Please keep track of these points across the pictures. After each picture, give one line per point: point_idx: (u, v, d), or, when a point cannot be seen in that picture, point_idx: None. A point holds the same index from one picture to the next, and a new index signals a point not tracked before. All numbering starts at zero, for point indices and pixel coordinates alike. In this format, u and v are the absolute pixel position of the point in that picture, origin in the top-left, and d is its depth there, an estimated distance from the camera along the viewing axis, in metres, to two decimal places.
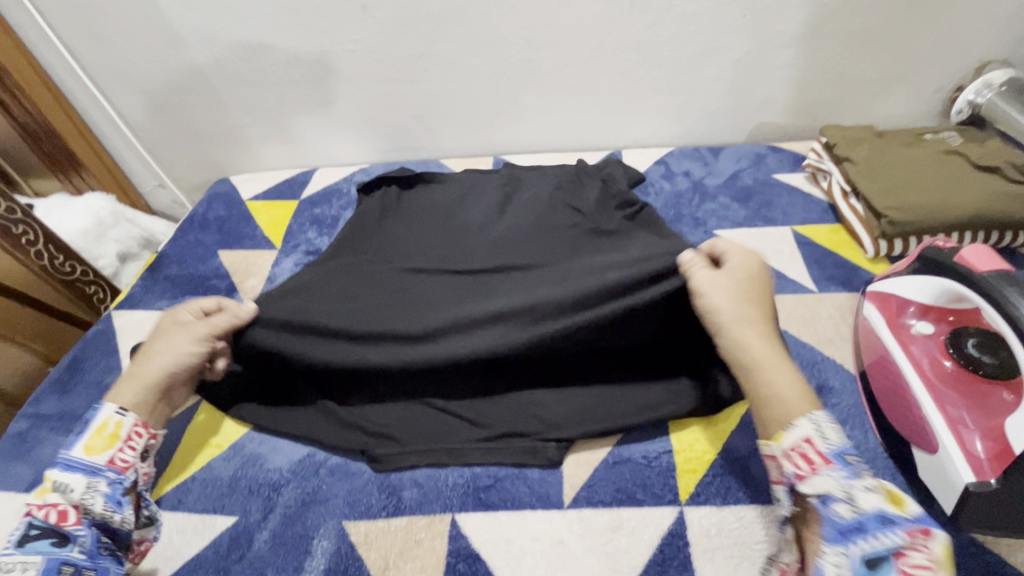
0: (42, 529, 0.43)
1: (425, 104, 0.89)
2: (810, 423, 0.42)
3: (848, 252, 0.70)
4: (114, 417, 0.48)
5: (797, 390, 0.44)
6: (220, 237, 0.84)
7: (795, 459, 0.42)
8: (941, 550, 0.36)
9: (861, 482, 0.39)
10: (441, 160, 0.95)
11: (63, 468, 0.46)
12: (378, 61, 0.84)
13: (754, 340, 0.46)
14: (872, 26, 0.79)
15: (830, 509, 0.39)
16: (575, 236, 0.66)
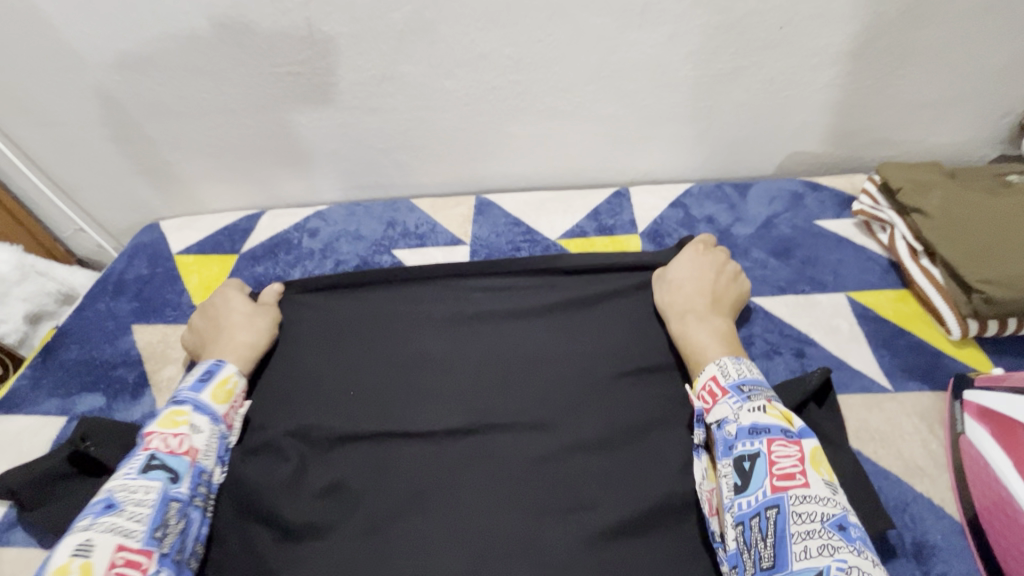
0: (164, 462, 0.44)
1: (389, 136, 0.72)
2: (717, 366, 0.47)
3: (923, 330, 0.56)
4: (235, 376, 0.52)
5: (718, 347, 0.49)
6: (135, 307, 0.68)
7: (705, 394, 0.46)
8: (807, 453, 0.40)
9: (749, 403, 0.43)
10: (413, 202, 0.77)
11: (193, 407, 0.48)
12: (329, 86, 0.67)
13: (685, 325, 0.52)
14: (943, 40, 0.63)
15: (723, 430, 0.43)
16: (572, 371, 0.53)
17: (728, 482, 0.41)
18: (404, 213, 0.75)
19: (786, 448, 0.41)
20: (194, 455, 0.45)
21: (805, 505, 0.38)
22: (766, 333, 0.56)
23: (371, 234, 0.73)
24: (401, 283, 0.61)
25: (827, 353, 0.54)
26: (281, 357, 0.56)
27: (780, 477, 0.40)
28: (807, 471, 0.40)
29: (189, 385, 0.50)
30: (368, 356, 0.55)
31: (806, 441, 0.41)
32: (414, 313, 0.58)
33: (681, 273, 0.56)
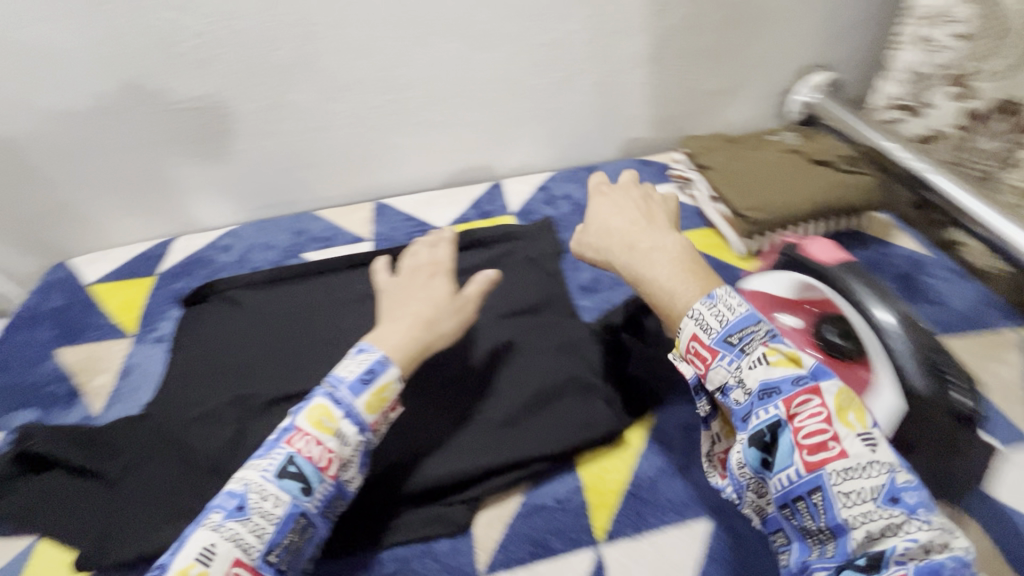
0: (300, 469, 0.43)
1: (288, 155, 0.82)
2: (692, 320, 0.43)
3: (718, 252, 0.74)
4: (394, 381, 0.48)
5: (692, 293, 0.45)
6: (58, 332, 0.72)
7: (692, 354, 0.43)
8: (832, 402, 0.38)
9: (747, 360, 0.40)
10: (316, 212, 0.87)
11: (347, 417, 0.45)
12: (228, 118, 0.77)
13: (636, 274, 0.50)
14: (710, 45, 0.85)
15: (731, 399, 0.41)
16: None
17: (743, 455, 0.39)
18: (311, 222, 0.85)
19: (704, 348, 0.42)
20: (335, 467, 0.44)
21: (848, 475, 0.35)
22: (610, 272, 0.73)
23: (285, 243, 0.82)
24: (312, 280, 0.73)
25: None
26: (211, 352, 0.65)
27: (710, 377, 0.42)
28: (709, 369, 0.42)
29: (349, 385, 0.46)
30: (288, 336, 0.66)
31: (826, 381, 0.38)
32: (326, 299, 0.70)
33: (620, 222, 0.54)
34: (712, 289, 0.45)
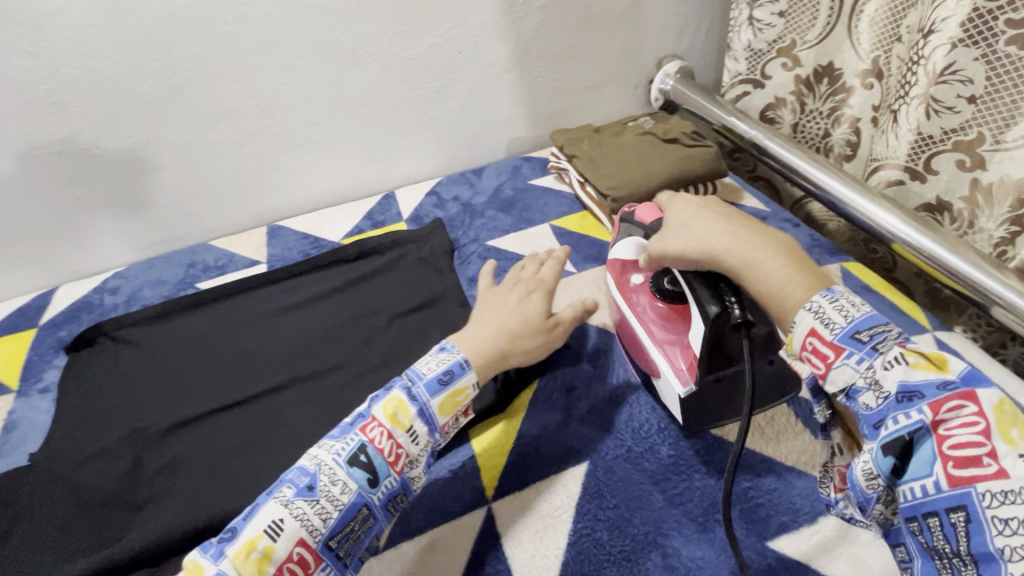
0: (369, 459, 0.47)
1: (439, 151, 1.03)
2: (811, 314, 0.43)
3: (896, 296, 0.70)
4: (468, 387, 0.53)
5: (804, 290, 0.45)
6: (224, 261, 0.89)
7: (808, 353, 0.43)
8: (990, 413, 0.36)
9: (880, 361, 0.40)
10: (442, 187, 0.99)
11: (419, 415, 0.50)
12: (401, 98, 0.93)
13: (767, 283, 0.46)
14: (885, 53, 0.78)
15: (857, 403, 0.41)
16: None
17: (870, 464, 0.39)
18: (441, 189, 0.98)
19: (822, 346, 0.42)
20: (401, 464, 0.48)
21: (1005, 497, 0.34)
22: None
23: (415, 206, 0.96)
24: (421, 259, 0.83)
25: None
26: (334, 301, 0.78)
27: (831, 377, 0.41)
28: (831, 369, 0.41)
29: (428, 383, 0.52)
30: (393, 303, 0.77)
31: (988, 391, 0.37)
32: (433, 276, 0.80)
33: (697, 224, 0.52)
34: (829, 285, 0.45)
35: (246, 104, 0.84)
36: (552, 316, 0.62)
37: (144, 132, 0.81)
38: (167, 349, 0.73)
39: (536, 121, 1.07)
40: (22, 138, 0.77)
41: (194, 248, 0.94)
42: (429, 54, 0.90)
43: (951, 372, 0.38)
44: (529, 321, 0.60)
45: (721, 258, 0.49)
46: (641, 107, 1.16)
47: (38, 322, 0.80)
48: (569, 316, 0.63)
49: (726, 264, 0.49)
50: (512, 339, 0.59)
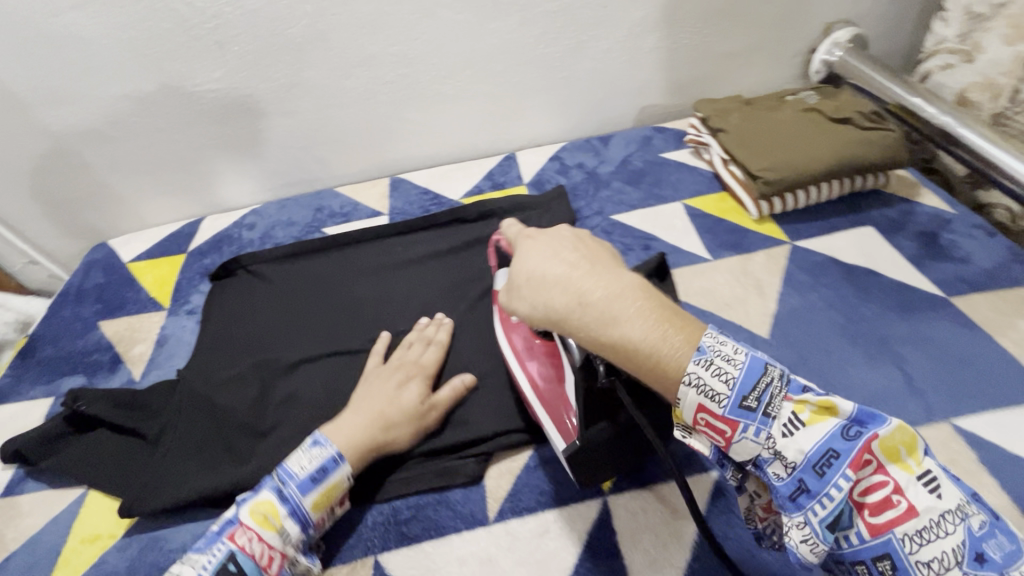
0: (240, 567, 0.43)
1: (564, 113, 0.97)
2: (693, 388, 0.35)
3: None
4: (342, 480, 0.49)
5: (661, 340, 0.35)
6: (348, 209, 0.91)
7: (703, 424, 0.36)
8: (902, 451, 0.34)
9: (774, 427, 0.35)
10: (565, 153, 0.94)
11: (291, 513, 0.46)
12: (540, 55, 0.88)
13: (629, 340, 0.35)
14: None
15: (769, 472, 0.36)
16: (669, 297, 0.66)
17: (814, 539, 0.34)
18: (565, 155, 0.93)
19: (715, 422, 0.36)
20: (277, 565, 0.45)
21: (921, 536, 0.33)
22: (880, 296, 0.63)
23: (537, 170, 0.92)
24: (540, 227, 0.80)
25: (939, 321, 0.60)
26: (451, 262, 0.77)
27: (734, 451, 0.36)
28: (731, 443, 0.36)
29: (297, 481, 0.47)
30: None
31: (873, 420, 0.34)
32: None
33: (539, 265, 0.40)
34: (697, 336, 0.36)
35: (384, 52, 0.83)
36: (430, 401, 0.56)
37: (290, 76, 0.83)
38: (293, 289, 0.76)
39: (673, 88, 0.98)
40: (185, 74, 0.81)
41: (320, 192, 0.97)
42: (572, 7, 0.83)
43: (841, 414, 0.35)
44: (404, 407, 0.54)
45: (580, 333, 0.37)
46: (795, 79, 1.03)
47: (187, 248, 0.87)
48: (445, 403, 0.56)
49: (608, 340, 0.36)
50: (387, 431, 0.52)
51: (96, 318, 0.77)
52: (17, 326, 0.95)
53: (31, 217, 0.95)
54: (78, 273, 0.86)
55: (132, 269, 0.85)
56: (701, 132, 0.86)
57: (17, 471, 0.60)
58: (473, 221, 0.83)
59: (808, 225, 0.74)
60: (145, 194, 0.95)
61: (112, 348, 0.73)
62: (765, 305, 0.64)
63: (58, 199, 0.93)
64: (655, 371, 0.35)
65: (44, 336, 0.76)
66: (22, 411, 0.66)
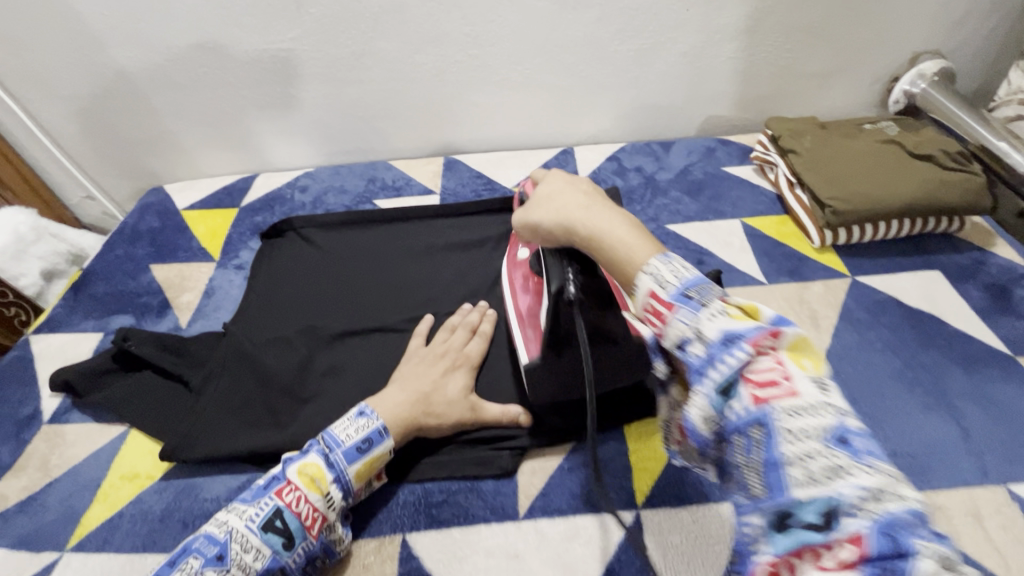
0: (286, 524, 0.43)
1: (626, 114, 0.95)
2: (652, 276, 0.36)
3: None
4: (386, 453, 0.49)
5: (641, 240, 0.39)
6: (401, 184, 0.91)
7: (647, 316, 0.37)
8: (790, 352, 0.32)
9: (705, 312, 0.34)
10: (626, 154, 0.92)
11: (336, 478, 0.46)
12: (613, 52, 0.86)
13: (612, 238, 0.40)
14: None
15: (689, 354, 0.34)
16: None
17: (701, 402, 0.33)
18: (624, 156, 0.92)
19: (658, 305, 0.36)
20: (319, 527, 0.45)
21: (794, 414, 0.30)
22: (941, 345, 0.61)
23: (593, 168, 0.91)
24: None
25: (1001, 380, 0.58)
26: (500, 251, 0.76)
27: (667, 336, 0.35)
28: (664, 327, 0.35)
29: (346, 449, 0.48)
30: None
31: (788, 324, 0.33)
32: None
33: (560, 194, 0.46)
34: (661, 251, 0.38)
35: (459, 31, 0.82)
36: (472, 396, 0.55)
37: (361, 44, 0.83)
38: (340, 258, 0.76)
39: (743, 101, 0.96)
40: (259, 31, 0.81)
41: (374, 163, 0.97)
42: (654, 7, 0.81)
43: (760, 321, 0.33)
44: (450, 402, 0.54)
45: (575, 223, 0.43)
46: (870, 107, 0.99)
47: (240, 203, 0.88)
48: (494, 407, 0.55)
49: (590, 233, 0.42)
50: (428, 416, 0.52)
51: (147, 261, 0.79)
52: (68, 258, 0.97)
53: (92, 154, 0.97)
54: (132, 214, 0.88)
55: (186, 217, 0.86)
56: (769, 150, 0.84)
57: (64, 400, 0.61)
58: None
59: (873, 261, 0.71)
60: (203, 144, 0.96)
61: (161, 293, 0.74)
62: (819, 338, 0.63)
63: (119, 139, 0.94)
64: (616, 268, 0.40)
65: (97, 272, 0.78)
66: (72, 342, 0.68)
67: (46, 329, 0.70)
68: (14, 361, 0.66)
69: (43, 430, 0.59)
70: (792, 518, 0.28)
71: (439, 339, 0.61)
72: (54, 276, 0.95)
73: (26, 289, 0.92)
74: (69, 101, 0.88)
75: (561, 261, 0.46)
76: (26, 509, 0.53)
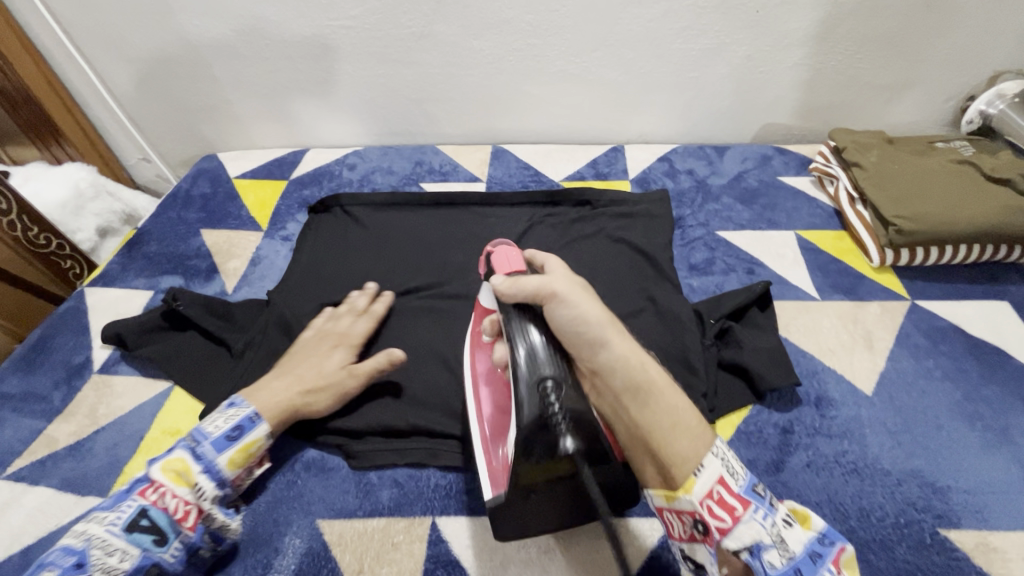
0: (153, 522, 0.44)
1: (681, 115, 0.93)
2: (717, 457, 0.42)
3: None
4: (261, 440, 0.50)
5: (688, 411, 0.44)
6: (448, 169, 0.91)
7: (710, 504, 0.40)
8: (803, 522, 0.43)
9: (779, 518, 0.41)
10: (678, 155, 0.90)
11: (203, 470, 0.47)
12: (676, 50, 0.84)
13: (645, 381, 0.44)
14: None
15: (761, 560, 0.40)
16: (771, 328, 0.62)
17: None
18: (676, 157, 0.90)
19: (727, 496, 0.41)
20: (192, 519, 0.45)
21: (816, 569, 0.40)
22: (1006, 380, 0.58)
23: (644, 168, 0.89)
24: (644, 226, 0.77)
25: None
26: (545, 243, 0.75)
27: (734, 534, 0.40)
28: (737, 524, 0.40)
29: (213, 440, 0.48)
30: (602, 262, 0.72)
31: (841, 542, 0.42)
32: (654, 247, 0.73)
33: (581, 312, 0.44)
34: (711, 439, 0.43)
35: (521, 18, 0.81)
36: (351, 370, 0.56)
37: (422, 25, 0.82)
38: (385, 237, 0.77)
39: (804, 110, 0.92)
40: (324, 7, 0.81)
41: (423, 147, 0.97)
42: (725, 5, 0.79)
43: (812, 528, 0.42)
44: (328, 377, 0.55)
45: (603, 359, 0.44)
46: (939, 126, 0.94)
47: (290, 175, 0.90)
48: (365, 372, 0.56)
49: (635, 374, 0.44)
50: (305, 395, 0.54)
51: (198, 225, 0.81)
52: (122, 218, 1.00)
53: (152, 116, 0.99)
54: (187, 179, 0.90)
55: (237, 186, 0.88)
56: (831, 162, 0.80)
57: (114, 352, 0.63)
58: (567, 209, 0.81)
59: (935, 286, 0.68)
60: (258, 116, 0.97)
61: (211, 257, 0.76)
62: (873, 360, 0.60)
63: (179, 105, 0.97)
64: (673, 438, 0.42)
65: (150, 232, 0.80)
66: (124, 298, 0.70)
67: (101, 283, 0.72)
68: (70, 310, 0.68)
69: (94, 379, 0.61)
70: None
71: (322, 323, 0.62)
72: (109, 234, 0.99)
73: (82, 244, 0.95)
74: (137, 63, 0.91)
75: (551, 353, 0.42)
76: (74, 453, 0.54)
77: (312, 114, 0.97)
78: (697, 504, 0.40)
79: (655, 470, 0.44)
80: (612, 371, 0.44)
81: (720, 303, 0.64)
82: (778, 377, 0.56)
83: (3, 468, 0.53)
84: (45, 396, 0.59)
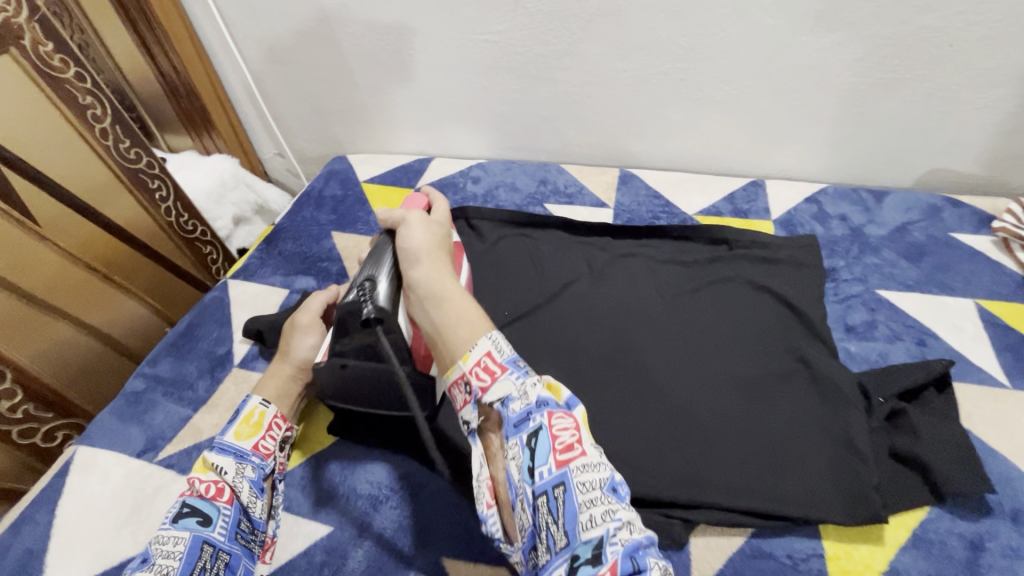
0: (193, 507, 0.48)
1: (834, 152, 0.85)
2: (490, 339, 0.48)
3: None
4: (259, 407, 0.55)
5: (476, 314, 0.51)
6: (572, 190, 0.88)
7: (477, 369, 0.47)
8: (583, 419, 0.44)
9: (529, 378, 0.46)
10: (829, 195, 0.82)
11: (217, 451, 0.52)
12: (841, 84, 0.76)
13: (442, 294, 0.52)
14: None
15: (508, 408, 0.45)
16: (951, 417, 0.54)
17: (519, 458, 0.43)
18: (826, 200, 0.81)
19: (491, 364, 0.47)
20: (226, 493, 0.49)
21: (587, 474, 0.41)
22: None
23: (789, 208, 0.81)
24: (791, 272, 0.69)
25: None
26: (678, 279, 0.69)
27: (493, 390, 0.46)
28: (494, 382, 0.46)
29: (220, 429, 0.54)
30: (743, 308, 0.65)
31: (577, 406, 0.45)
32: (805, 297, 0.66)
33: (416, 241, 0.55)
34: (490, 330, 0.50)
35: (674, 41, 0.76)
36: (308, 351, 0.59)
37: (567, 43, 0.80)
38: (509, 258, 0.74)
39: (988, 159, 0.81)
40: (471, 20, 0.81)
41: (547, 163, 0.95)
42: (912, 38, 0.70)
43: (558, 396, 0.45)
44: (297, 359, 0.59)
45: (416, 276, 0.53)
46: None
47: (416, 184, 0.90)
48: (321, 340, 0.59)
49: (436, 290, 0.52)
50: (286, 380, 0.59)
51: (330, 227, 0.83)
52: (254, 208, 1.06)
53: (291, 115, 1.04)
54: (320, 178, 0.93)
55: (366, 190, 0.90)
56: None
57: (253, 347, 0.66)
58: (699, 247, 0.74)
59: None
60: (389, 121, 1.00)
61: (341, 261, 0.78)
62: None
63: (318, 106, 1.01)
64: (456, 329, 0.50)
65: (286, 229, 0.83)
66: (263, 294, 0.73)
67: (243, 277, 0.76)
68: (215, 301, 0.72)
69: (233, 372, 0.63)
70: (577, 558, 0.37)
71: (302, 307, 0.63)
72: (241, 222, 1.05)
73: (221, 230, 1.01)
74: (286, 64, 0.95)
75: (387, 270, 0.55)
76: None
77: (441, 124, 0.97)
78: (466, 368, 0.47)
79: (444, 354, 0.50)
80: (420, 294, 0.52)
81: (888, 379, 0.56)
82: (969, 484, 0.48)
83: (155, 452, 0.56)
84: (191, 384, 0.62)
